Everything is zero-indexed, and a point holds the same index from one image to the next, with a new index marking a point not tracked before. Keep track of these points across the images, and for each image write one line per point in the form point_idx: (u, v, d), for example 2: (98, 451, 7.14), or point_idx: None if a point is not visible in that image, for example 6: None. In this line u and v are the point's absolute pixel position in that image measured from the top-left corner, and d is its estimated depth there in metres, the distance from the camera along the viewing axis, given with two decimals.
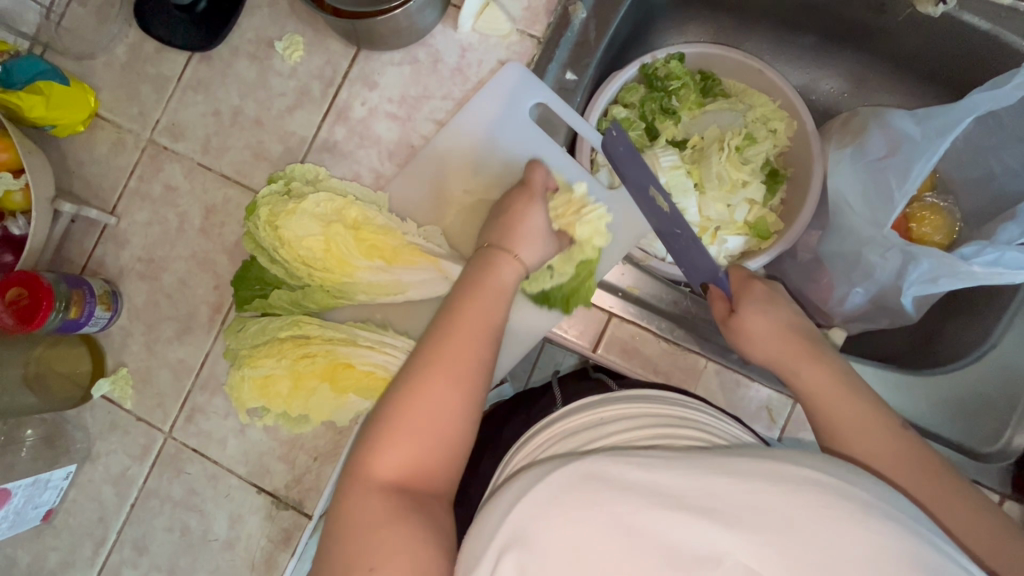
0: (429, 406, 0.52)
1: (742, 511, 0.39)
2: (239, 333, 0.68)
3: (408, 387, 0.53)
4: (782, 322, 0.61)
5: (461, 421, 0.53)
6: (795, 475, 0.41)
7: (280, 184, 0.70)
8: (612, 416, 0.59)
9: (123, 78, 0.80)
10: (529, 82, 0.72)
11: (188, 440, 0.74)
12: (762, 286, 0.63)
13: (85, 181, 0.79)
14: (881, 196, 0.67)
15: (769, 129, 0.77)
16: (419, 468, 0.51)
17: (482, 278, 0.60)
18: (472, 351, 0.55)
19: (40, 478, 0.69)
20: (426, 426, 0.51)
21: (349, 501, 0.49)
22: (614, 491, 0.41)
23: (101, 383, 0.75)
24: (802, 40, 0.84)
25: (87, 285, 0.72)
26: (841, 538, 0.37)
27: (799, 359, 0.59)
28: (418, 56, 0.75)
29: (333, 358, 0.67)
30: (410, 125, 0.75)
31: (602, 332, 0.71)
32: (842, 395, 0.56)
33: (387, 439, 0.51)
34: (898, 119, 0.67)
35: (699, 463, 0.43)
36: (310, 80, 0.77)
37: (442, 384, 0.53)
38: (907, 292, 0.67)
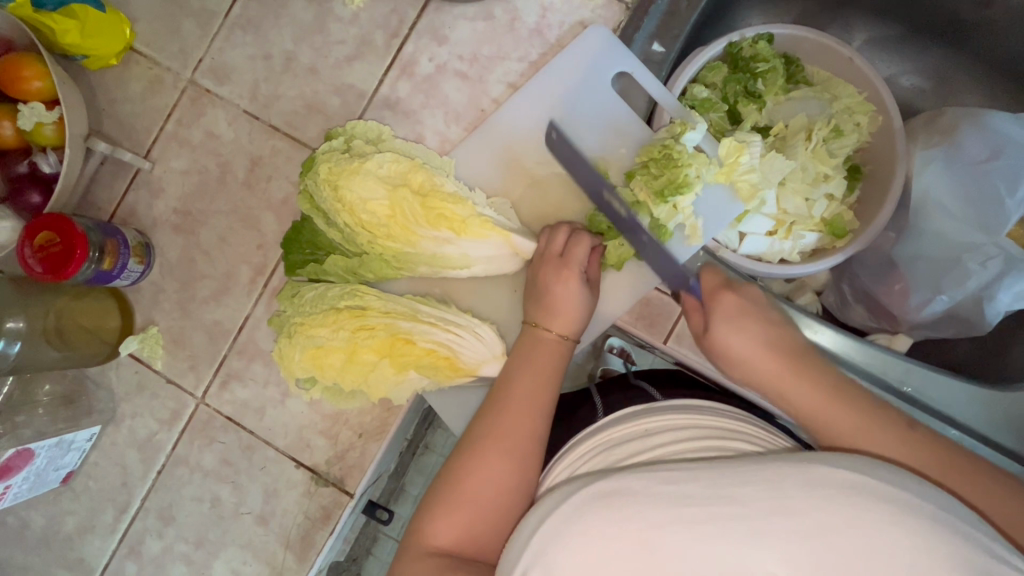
0: (482, 484, 0.53)
1: (767, 516, 0.37)
2: (294, 299, 0.63)
3: (460, 463, 0.54)
4: (766, 339, 0.57)
5: (515, 495, 0.53)
6: (825, 476, 0.38)
7: (341, 140, 0.64)
8: (659, 426, 0.54)
9: (163, 10, 0.72)
10: (613, 48, 0.67)
11: (223, 408, 0.70)
12: (732, 297, 0.59)
13: (117, 121, 0.72)
14: (992, 206, 0.66)
15: (854, 122, 0.73)
16: (472, 535, 0.51)
17: (534, 345, 0.60)
18: (525, 424, 0.55)
19: (63, 439, 0.65)
20: (475, 498, 0.52)
21: (402, 564, 0.51)
22: (631, 511, 0.39)
23: (129, 340, 0.69)
24: (888, 31, 0.80)
25: (121, 234, 0.66)
26: (872, 542, 0.35)
27: (782, 380, 0.55)
28: (493, 12, 0.69)
29: (393, 333, 0.63)
30: (480, 86, 0.69)
31: (675, 324, 0.66)
32: (839, 403, 0.53)
33: (438, 506, 0.53)
34: (997, 122, 0.67)
35: (724, 470, 0.41)
36: (373, 29, 0.70)
37: (495, 462, 0.54)
38: (998, 301, 0.67)
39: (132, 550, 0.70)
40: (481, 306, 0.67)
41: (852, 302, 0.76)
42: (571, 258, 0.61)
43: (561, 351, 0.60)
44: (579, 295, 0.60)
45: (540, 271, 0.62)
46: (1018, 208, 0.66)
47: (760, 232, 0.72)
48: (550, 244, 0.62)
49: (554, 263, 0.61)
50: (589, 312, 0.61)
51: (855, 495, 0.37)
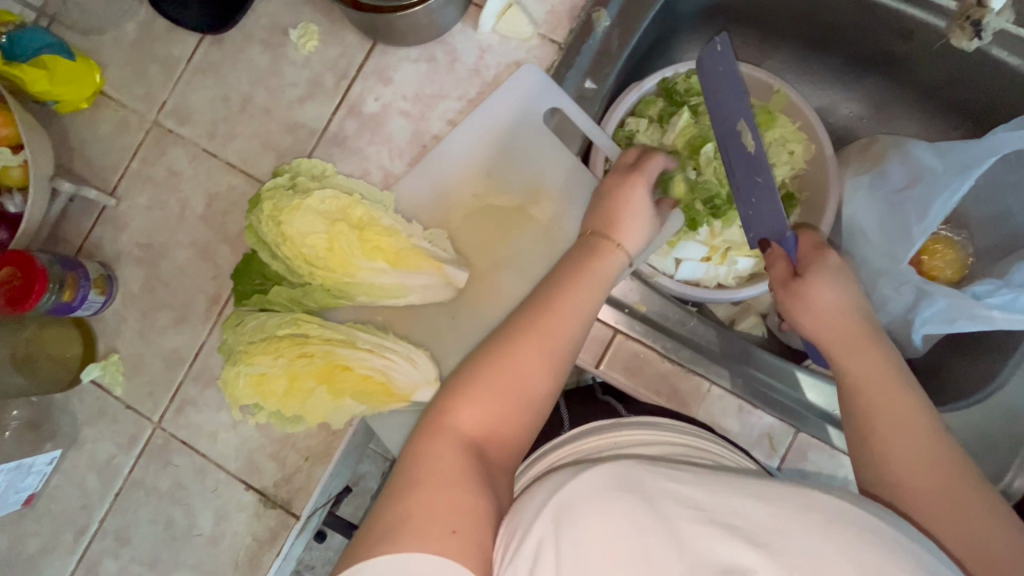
0: (478, 424, 0.49)
1: (768, 533, 0.37)
2: (237, 327, 0.66)
3: (456, 401, 0.50)
4: (851, 301, 0.58)
5: (541, 406, 0.53)
6: (822, 501, 0.39)
7: (286, 177, 0.68)
8: (629, 441, 0.55)
9: (130, 57, 0.78)
10: (546, 87, 0.70)
11: (178, 432, 0.73)
12: (835, 257, 0.60)
13: (86, 160, 0.77)
14: (899, 234, 0.68)
15: (788, 151, 0.75)
16: (495, 438, 0.50)
17: (549, 296, 0.56)
18: (540, 371, 0.52)
19: (24, 463, 0.68)
20: (511, 394, 0.51)
21: (424, 440, 0.48)
22: (644, 506, 0.39)
23: (91, 368, 0.73)
24: (823, 63, 0.82)
25: (83, 268, 0.70)
26: (870, 563, 0.35)
27: (857, 339, 0.56)
28: (435, 54, 0.73)
29: (331, 360, 0.66)
30: (423, 123, 0.73)
31: (606, 349, 0.69)
32: (894, 390, 0.52)
33: (476, 392, 0.50)
34: (920, 150, 0.67)
35: (721, 482, 0.42)
36: (323, 71, 0.75)
37: (492, 404, 0.50)
38: (919, 330, 0.67)
39: (90, 571, 0.72)
40: (419, 334, 0.70)
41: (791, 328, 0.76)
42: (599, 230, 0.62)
43: (615, 266, 0.60)
44: (646, 215, 0.63)
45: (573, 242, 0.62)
46: (925, 237, 0.66)
47: (694, 258, 0.74)
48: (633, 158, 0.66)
49: (628, 174, 0.64)
50: (643, 239, 0.63)
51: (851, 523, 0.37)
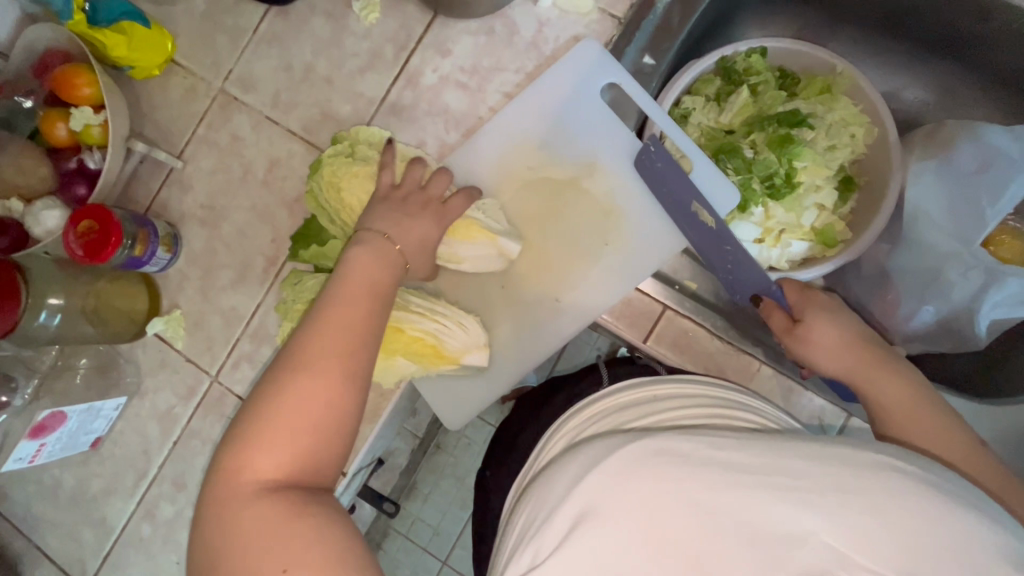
0: (300, 406, 0.47)
1: (826, 491, 0.35)
2: (295, 285, 0.69)
3: (276, 384, 0.48)
4: (844, 334, 0.58)
5: (349, 424, 0.49)
6: (873, 460, 0.37)
7: (345, 145, 0.70)
8: (666, 396, 0.56)
9: (200, 26, 0.81)
10: (602, 62, 0.70)
11: (234, 386, 0.76)
12: (822, 296, 0.61)
13: (156, 124, 0.81)
14: (970, 216, 0.67)
15: (849, 134, 0.73)
16: (306, 468, 0.46)
17: (345, 278, 0.55)
18: (347, 345, 0.50)
19: (93, 406, 0.72)
20: (306, 425, 0.47)
21: (232, 508, 0.44)
22: (686, 471, 0.38)
23: (155, 321, 0.77)
24: (889, 46, 0.80)
25: (152, 225, 0.74)
26: (934, 519, 0.33)
27: (868, 366, 0.56)
28: (494, 27, 0.74)
29: None
30: (479, 96, 0.74)
31: (655, 324, 0.69)
32: (919, 409, 0.51)
33: (264, 433, 0.46)
34: (992, 133, 0.66)
35: (770, 443, 0.40)
36: (384, 43, 0.76)
37: (314, 386, 0.48)
38: (984, 315, 0.66)
39: (148, 513, 0.76)
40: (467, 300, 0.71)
41: None
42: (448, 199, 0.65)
43: (389, 275, 0.58)
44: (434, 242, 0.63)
45: None
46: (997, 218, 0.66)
47: (747, 239, 0.73)
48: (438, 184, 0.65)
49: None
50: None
51: (918, 482, 0.35)
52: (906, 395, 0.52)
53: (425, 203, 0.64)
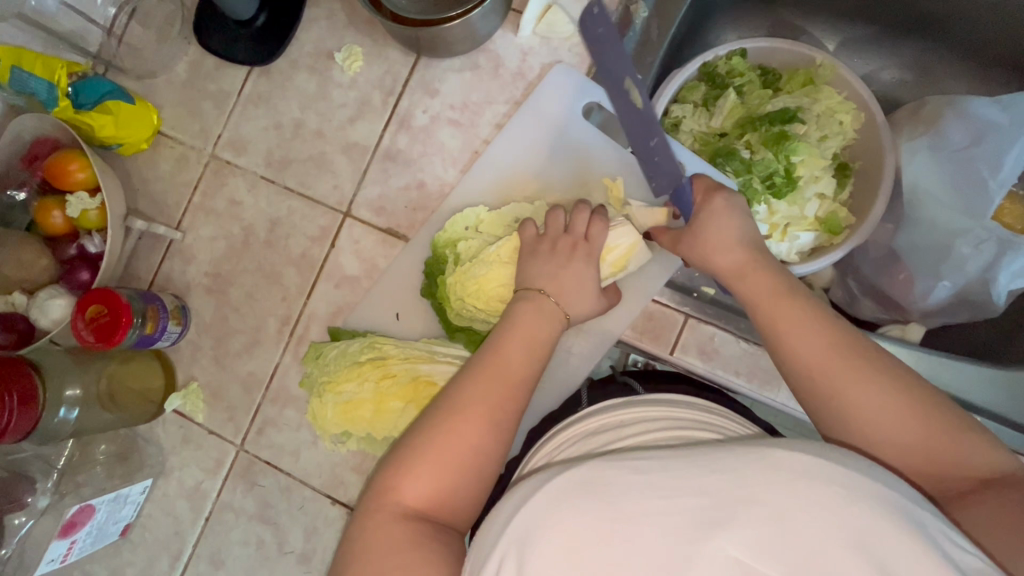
0: (452, 446, 0.51)
1: (734, 505, 0.36)
2: (318, 359, 0.69)
3: (435, 421, 0.53)
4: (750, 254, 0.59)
5: (490, 469, 0.53)
6: (786, 463, 0.38)
7: (467, 224, 0.70)
8: (635, 417, 0.56)
9: (184, 95, 0.81)
10: (584, 85, 0.72)
11: (261, 452, 0.74)
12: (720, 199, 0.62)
13: (151, 198, 0.80)
14: (973, 188, 0.67)
15: (837, 122, 0.74)
16: (446, 503, 0.51)
17: (512, 329, 0.59)
18: (506, 394, 0.55)
19: (119, 494, 0.70)
20: (452, 463, 0.51)
21: (374, 524, 0.49)
22: (610, 501, 0.38)
23: (173, 398, 0.75)
24: (861, 31, 0.82)
25: (160, 300, 0.73)
26: (833, 522, 0.35)
27: (779, 303, 0.56)
28: (478, 62, 0.75)
29: (414, 377, 0.66)
30: (472, 130, 0.75)
31: (678, 334, 0.69)
32: (864, 377, 0.51)
33: (416, 466, 0.51)
34: (979, 106, 0.67)
35: (696, 458, 0.40)
36: (371, 90, 0.77)
37: (468, 429, 0.52)
38: (1000, 285, 0.67)
39: None
40: None
41: (859, 297, 0.76)
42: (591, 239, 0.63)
43: (553, 329, 0.60)
44: (591, 287, 0.63)
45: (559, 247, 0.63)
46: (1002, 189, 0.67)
47: None
48: (573, 223, 0.64)
49: (580, 247, 0.63)
50: (588, 301, 0.63)
51: (820, 482, 0.36)
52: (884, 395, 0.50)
53: (573, 248, 0.63)
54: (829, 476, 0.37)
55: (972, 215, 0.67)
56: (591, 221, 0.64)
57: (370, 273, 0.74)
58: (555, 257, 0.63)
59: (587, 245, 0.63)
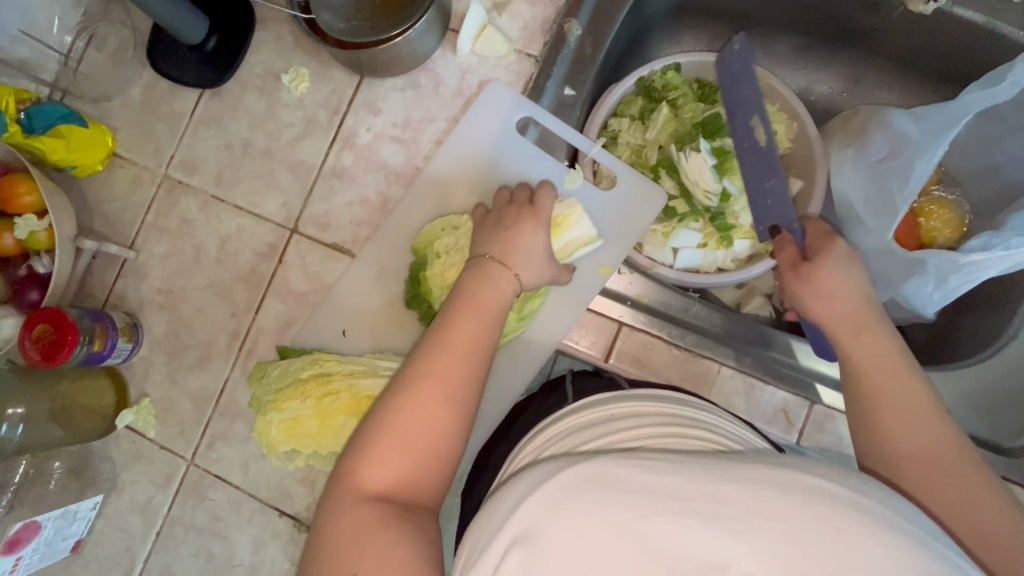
0: (413, 422, 0.52)
1: (751, 517, 0.37)
2: (262, 380, 0.70)
3: (396, 400, 0.54)
4: (859, 289, 0.61)
5: (451, 444, 0.54)
6: (805, 483, 0.38)
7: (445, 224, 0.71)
8: (623, 413, 0.58)
9: (138, 117, 0.83)
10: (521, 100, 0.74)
11: (210, 466, 0.75)
12: (842, 246, 0.64)
13: (105, 218, 0.82)
14: (881, 202, 0.66)
15: (771, 132, 0.76)
16: (410, 481, 0.52)
17: (473, 296, 0.60)
18: (466, 367, 0.56)
19: (68, 510, 0.72)
20: (413, 438, 0.52)
21: (341, 511, 0.50)
22: (621, 496, 0.38)
23: (124, 414, 0.76)
24: (797, 43, 0.84)
25: (109, 318, 0.74)
26: (846, 548, 0.35)
27: (861, 330, 0.59)
28: (419, 81, 0.77)
29: (356, 393, 0.67)
30: (415, 147, 0.77)
31: (613, 342, 0.71)
32: (898, 385, 0.55)
33: (377, 448, 0.52)
34: (897, 120, 0.67)
35: (708, 467, 0.41)
36: (316, 110, 0.79)
37: (428, 402, 0.53)
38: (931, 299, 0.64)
39: None
40: None
41: None
42: (540, 205, 0.66)
43: (507, 295, 0.61)
44: (541, 251, 0.64)
45: (512, 214, 0.66)
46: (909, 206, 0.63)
47: (691, 245, 0.76)
48: (517, 195, 0.68)
49: (528, 212, 0.66)
50: (545, 268, 0.65)
51: (839, 504, 0.37)
52: (917, 428, 0.53)
53: (519, 212, 0.66)
54: (843, 498, 0.38)
55: (880, 232, 0.65)
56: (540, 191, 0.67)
57: (317, 288, 0.76)
58: (498, 228, 0.65)
59: (532, 209, 0.66)
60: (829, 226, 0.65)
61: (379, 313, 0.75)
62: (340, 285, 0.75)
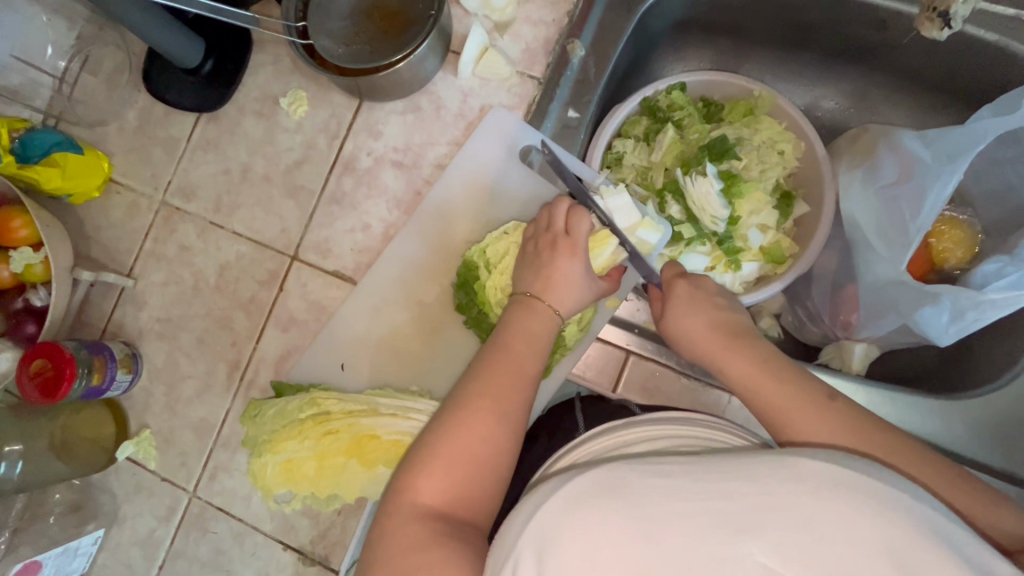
0: (467, 440, 0.52)
1: (758, 510, 0.37)
2: (256, 419, 0.69)
3: (449, 418, 0.54)
4: (710, 321, 0.61)
5: (504, 465, 0.53)
6: (809, 471, 0.39)
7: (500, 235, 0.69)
8: (634, 438, 0.56)
9: (134, 143, 0.82)
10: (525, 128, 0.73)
11: (213, 498, 0.74)
12: (685, 284, 0.64)
13: (102, 245, 0.81)
14: (894, 229, 0.64)
15: (778, 152, 0.75)
16: (464, 500, 0.51)
17: (522, 322, 0.60)
18: (518, 388, 0.56)
19: (69, 547, 0.71)
20: (467, 456, 0.52)
21: (393, 525, 0.49)
22: (631, 501, 0.39)
23: (125, 446, 0.75)
24: (803, 60, 0.82)
25: (108, 349, 0.73)
26: (855, 535, 0.35)
27: (722, 353, 0.58)
28: (420, 104, 0.76)
29: (356, 432, 0.67)
30: (416, 172, 0.75)
31: (621, 371, 0.71)
32: (763, 378, 0.55)
33: (432, 462, 0.51)
34: (908, 141, 0.65)
35: (715, 466, 0.41)
36: (316, 133, 0.78)
37: (482, 421, 0.53)
38: (946, 333, 0.63)
39: None
40: (432, 371, 0.73)
41: (807, 322, 0.77)
42: (574, 233, 0.63)
43: (549, 326, 0.60)
44: (581, 280, 0.62)
45: (545, 246, 0.64)
46: (922, 237, 0.63)
47: (699, 269, 0.75)
48: (555, 220, 0.64)
49: (562, 242, 0.63)
50: (583, 301, 0.63)
51: (846, 490, 0.37)
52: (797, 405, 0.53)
53: (553, 243, 0.63)
54: (849, 483, 0.38)
55: (893, 261, 0.64)
56: (569, 215, 0.64)
57: (318, 315, 0.75)
58: (539, 257, 0.63)
59: (566, 240, 0.63)
60: (677, 267, 0.65)
61: (381, 342, 0.73)
62: (335, 322, 0.74)
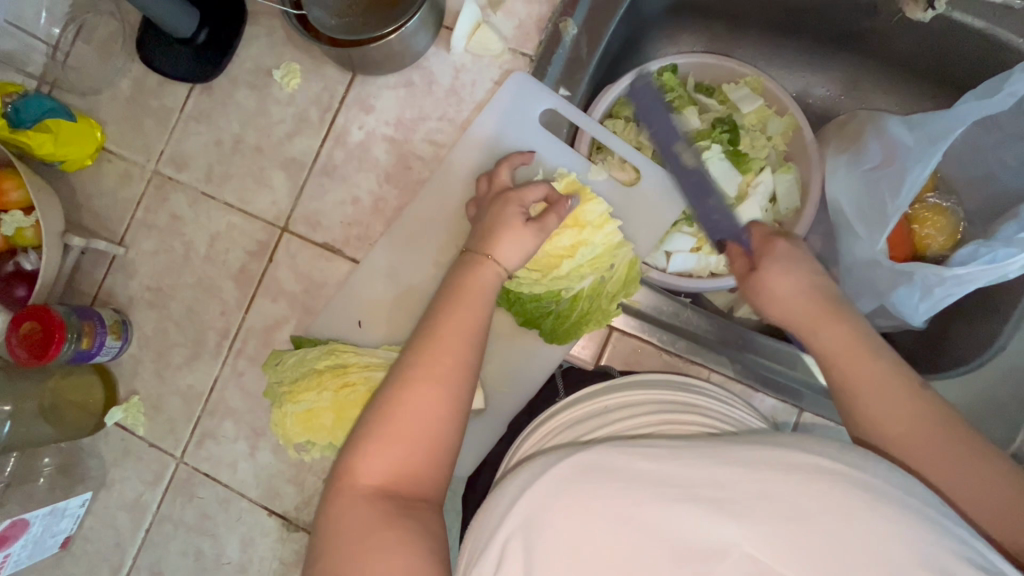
0: (409, 413, 0.52)
1: (751, 500, 0.37)
2: (277, 367, 0.70)
3: (391, 393, 0.53)
4: (808, 284, 0.60)
5: (449, 433, 0.53)
6: (803, 462, 0.38)
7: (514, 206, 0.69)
8: (616, 404, 0.58)
9: (127, 112, 0.82)
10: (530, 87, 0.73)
11: (199, 464, 0.75)
12: (783, 243, 0.63)
13: (93, 213, 0.81)
14: (873, 211, 0.65)
15: (766, 135, 0.76)
16: (408, 472, 0.50)
17: (464, 283, 0.60)
18: (459, 351, 0.55)
19: (56, 507, 0.72)
20: (410, 429, 0.51)
21: (339, 510, 0.49)
22: (623, 482, 0.39)
23: (113, 411, 0.76)
24: (796, 45, 0.82)
25: (98, 315, 0.74)
26: (848, 531, 0.35)
27: (822, 321, 0.57)
28: (412, 78, 0.76)
29: (372, 385, 0.67)
30: (407, 146, 0.76)
31: (605, 343, 0.72)
32: (862, 357, 0.54)
33: (378, 438, 0.51)
34: (892, 125, 0.66)
35: (705, 449, 0.41)
36: (307, 106, 0.78)
37: (424, 393, 0.53)
38: (919, 309, 0.64)
39: None
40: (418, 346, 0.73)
41: None
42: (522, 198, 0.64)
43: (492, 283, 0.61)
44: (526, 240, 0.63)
45: (493, 206, 0.65)
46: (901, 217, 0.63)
47: (685, 249, 0.73)
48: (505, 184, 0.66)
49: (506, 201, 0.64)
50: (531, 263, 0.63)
51: (850, 488, 0.37)
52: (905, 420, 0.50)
53: (504, 202, 0.64)
54: (848, 478, 0.37)
55: (870, 242, 0.65)
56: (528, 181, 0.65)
57: (307, 287, 0.76)
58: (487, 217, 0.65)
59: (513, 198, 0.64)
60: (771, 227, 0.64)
61: (365, 313, 0.74)
62: (331, 306, 0.74)
